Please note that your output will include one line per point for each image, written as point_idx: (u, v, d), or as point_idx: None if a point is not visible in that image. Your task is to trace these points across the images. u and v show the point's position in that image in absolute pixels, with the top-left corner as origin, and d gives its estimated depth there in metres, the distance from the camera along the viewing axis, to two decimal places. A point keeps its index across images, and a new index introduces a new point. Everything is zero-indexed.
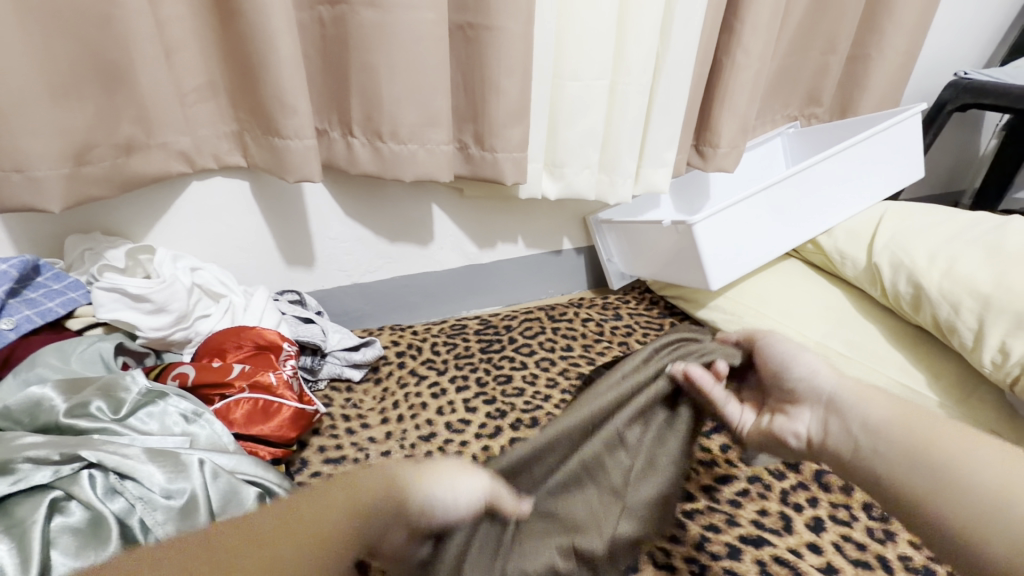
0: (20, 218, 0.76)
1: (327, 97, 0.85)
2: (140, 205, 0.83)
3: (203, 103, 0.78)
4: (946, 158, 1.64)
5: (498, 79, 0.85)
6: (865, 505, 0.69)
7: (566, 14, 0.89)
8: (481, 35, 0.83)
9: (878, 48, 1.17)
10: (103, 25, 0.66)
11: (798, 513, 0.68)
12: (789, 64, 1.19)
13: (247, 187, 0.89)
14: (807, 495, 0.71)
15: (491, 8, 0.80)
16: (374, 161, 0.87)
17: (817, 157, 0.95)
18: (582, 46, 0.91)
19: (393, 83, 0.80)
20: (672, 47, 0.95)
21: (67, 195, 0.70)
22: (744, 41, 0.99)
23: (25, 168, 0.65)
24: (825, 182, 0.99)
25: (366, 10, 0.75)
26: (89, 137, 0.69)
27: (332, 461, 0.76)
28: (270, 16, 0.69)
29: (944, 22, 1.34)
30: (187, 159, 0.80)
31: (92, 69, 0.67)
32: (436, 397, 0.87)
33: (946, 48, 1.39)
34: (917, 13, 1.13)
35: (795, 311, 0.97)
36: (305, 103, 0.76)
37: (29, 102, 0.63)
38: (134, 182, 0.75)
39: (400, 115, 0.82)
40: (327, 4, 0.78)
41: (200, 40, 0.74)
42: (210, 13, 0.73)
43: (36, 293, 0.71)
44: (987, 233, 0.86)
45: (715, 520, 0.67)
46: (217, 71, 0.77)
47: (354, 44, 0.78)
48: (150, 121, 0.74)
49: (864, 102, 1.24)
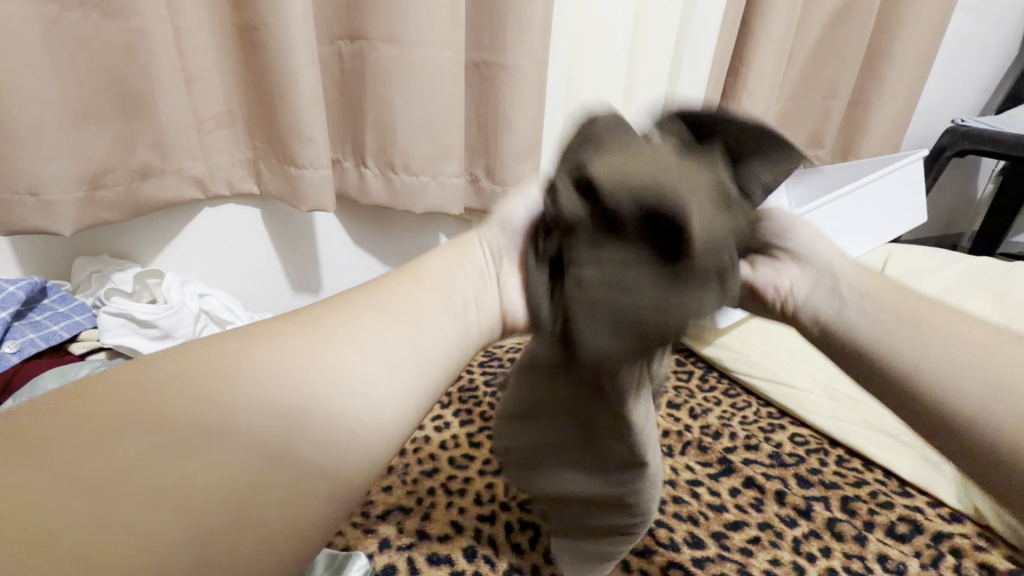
0: (30, 239, 0.76)
1: (343, 127, 0.86)
2: (148, 229, 0.83)
3: (221, 130, 0.79)
4: (944, 202, 1.67)
5: (510, 114, 0.87)
6: (879, 557, 0.67)
7: (578, 55, 0.92)
8: (495, 73, 0.85)
9: (879, 95, 1.20)
10: (128, 54, 0.67)
11: (812, 564, 0.66)
12: (791, 107, 1.22)
13: (258, 213, 0.89)
14: (819, 544, 0.68)
15: (506, 48, 0.82)
16: (385, 192, 0.88)
17: (820, 200, 0.97)
18: (593, 85, 0.93)
19: (409, 117, 0.81)
20: (679, 90, 0.97)
21: (80, 218, 0.70)
22: (750, 85, 1.01)
23: (39, 191, 0.65)
24: (829, 223, 1.00)
25: (385, 46, 0.77)
26: (106, 162, 0.70)
27: None
28: (291, 50, 0.71)
29: (940, 72, 1.39)
30: (201, 185, 0.80)
31: (114, 96, 0.68)
32: (439, 430, 0.82)
33: (943, 98, 1.44)
34: (913, 63, 1.17)
35: (802, 354, 0.98)
36: (321, 133, 0.77)
37: (50, 127, 0.64)
38: (147, 207, 0.76)
39: (414, 148, 0.84)
40: (347, 39, 0.80)
41: (221, 70, 0.76)
42: (234, 45, 0.75)
43: (41, 315, 0.71)
44: (993, 281, 0.87)
45: (726, 570, 0.64)
46: (236, 101, 0.79)
47: (372, 79, 0.80)
48: (166, 147, 0.75)
49: (866, 146, 1.26)
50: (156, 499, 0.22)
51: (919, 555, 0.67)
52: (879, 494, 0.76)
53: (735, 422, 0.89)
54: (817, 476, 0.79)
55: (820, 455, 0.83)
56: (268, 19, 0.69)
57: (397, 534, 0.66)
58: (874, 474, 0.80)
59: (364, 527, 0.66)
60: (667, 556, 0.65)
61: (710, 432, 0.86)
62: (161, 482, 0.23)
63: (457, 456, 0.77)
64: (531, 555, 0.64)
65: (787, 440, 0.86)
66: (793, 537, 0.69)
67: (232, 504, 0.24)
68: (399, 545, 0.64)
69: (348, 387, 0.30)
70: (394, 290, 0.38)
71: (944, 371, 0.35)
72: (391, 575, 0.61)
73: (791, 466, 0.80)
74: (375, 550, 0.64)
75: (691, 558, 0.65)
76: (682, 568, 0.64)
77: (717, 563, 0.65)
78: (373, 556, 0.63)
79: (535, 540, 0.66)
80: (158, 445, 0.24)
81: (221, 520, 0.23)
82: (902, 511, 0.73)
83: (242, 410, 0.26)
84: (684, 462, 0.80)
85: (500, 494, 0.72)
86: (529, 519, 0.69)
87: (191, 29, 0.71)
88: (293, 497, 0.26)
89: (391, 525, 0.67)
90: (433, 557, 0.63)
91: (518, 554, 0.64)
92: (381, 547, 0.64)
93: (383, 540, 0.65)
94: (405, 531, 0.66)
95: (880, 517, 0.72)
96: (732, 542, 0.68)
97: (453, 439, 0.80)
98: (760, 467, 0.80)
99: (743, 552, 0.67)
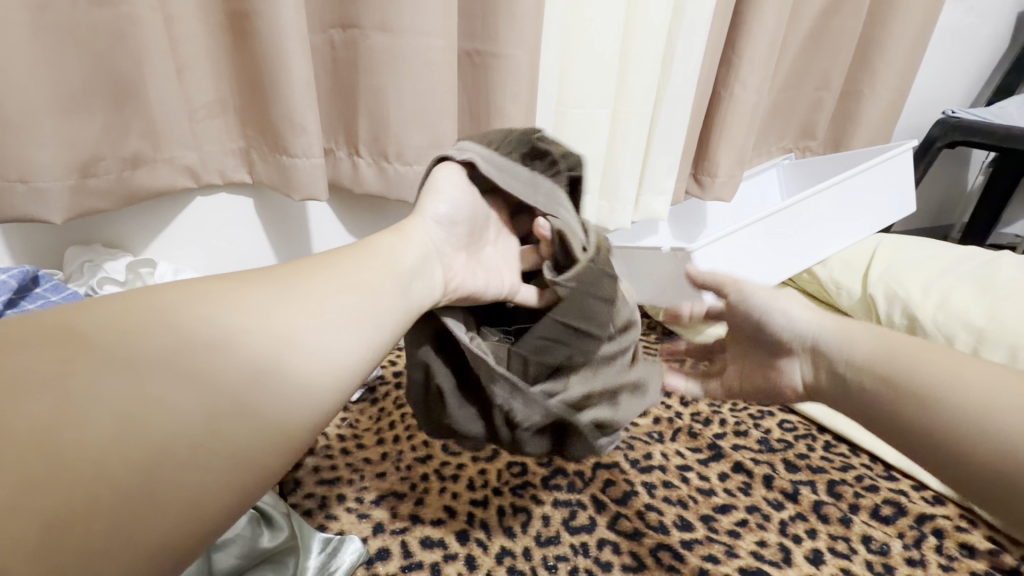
0: (20, 228, 0.75)
1: (335, 117, 0.86)
2: (140, 218, 0.82)
3: (213, 119, 0.79)
4: (935, 193, 1.69)
5: (503, 104, 0.87)
6: (863, 537, 0.68)
7: (570, 45, 0.92)
8: (487, 62, 0.85)
9: (871, 86, 1.21)
10: (118, 41, 0.67)
11: (798, 546, 0.67)
12: (784, 99, 1.23)
13: (250, 203, 0.89)
14: (805, 526, 0.70)
15: (498, 37, 0.82)
16: (378, 181, 0.88)
17: (810, 191, 0.98)
18: (586, 76, 0.94)
19: (401, 106, 0.81)
20: (672, 80, 0.98)
21: (72, 206, 0.70)
22: (743, 75, 1.02)
23: (30, 178, 0.65)
24: (820, 214, 1.01)
25: (378, 35, 0.77)
26: (96, 150, 0.70)
27: (327, 481, 0.72)
28: (283, 38, 0.71)
29: (932, 63, 1.39)
30: (193, 174, 0.80)
31: (103, 84, 0.68)
32: None
33: (934, 89, 1.45)
34: (904, 54, 1.18)
35: None
36: (314, 122, 0.77)
37: (39, 114, 0.64)
38: (138, 195, 0.75)
39: (407, 137, 0.84)
40: (339, 28, 0.79)
41: (212, 58, 0.76)
42: (225, 33, 0.74)
43: (31, 304, 0.68)
44: (978, 268, 0.89)
45: (714, 551, 0.66)
46: (227, 90, 0.78)
47: (364, 68, 0.79)
48: (157, 136, 0.74)
49: (857, 137, 1.27)
50: (108, 437, 0.24)
51: (903, 536, 0.69)
52: (865, 478, 0.77)
53: (725, 409, 0.90)
54: (806, 461, 0.80)
55: (807, 440, 0.84)
56: (259, 6, 0.69)
57: (391, 519, 0.66)
58: (859, 459, 0.82)
59: (358, 512, 0.67)
60: (657, 538, 0.67)
61: (701, 418, 0.87)
62: (124, 420, 0.25)
63: (450, 443, 0.78)
64: (522, 538, 0.65)
65: (776, 427, 0.87)
66: (780, 519, 0.70)
67: (178, 450, 0.26)
68: (392, 529, 0.65)
69: (300, 325, 0.35)
70: (343, 259, 0.44)
71: (955, 403, 0.36)
72: (384, 559, 0.62)
73: (779, 451, 0.81)
74: (369, 534, 0.64)
75: (679, 539, 0.67)
76: (671, 549, 0.65)
77: (705, 546, 0.66)
78: (367, 540, 0.64)
79: (527, 524, 0.67)
80: (123, 387, 0.26)
81: (165, 467, 0.25)
82: (887, 494, 0.74)
83: (207, 360, 0.29)
84: (674, 449, 0.81)
85: (493, 479, 0.73)
86: (521, 503, 0.70)
87: (182, 16, 0.71)
88: (216, 459, 0.27)
89: (385, 510, 0.68)
90: (426, 541, 0.64)
91: (510, 537, 0.65)
92: (375, 531, 0.65)
93: (376, 524, 0.66)
94: (398, 516, 0.67)
95: (865, 500, 0.73)
96: (719, 525, 0.69)
97: None
98: (749, 452, 0.81)
99: (731, 534, 0.68)
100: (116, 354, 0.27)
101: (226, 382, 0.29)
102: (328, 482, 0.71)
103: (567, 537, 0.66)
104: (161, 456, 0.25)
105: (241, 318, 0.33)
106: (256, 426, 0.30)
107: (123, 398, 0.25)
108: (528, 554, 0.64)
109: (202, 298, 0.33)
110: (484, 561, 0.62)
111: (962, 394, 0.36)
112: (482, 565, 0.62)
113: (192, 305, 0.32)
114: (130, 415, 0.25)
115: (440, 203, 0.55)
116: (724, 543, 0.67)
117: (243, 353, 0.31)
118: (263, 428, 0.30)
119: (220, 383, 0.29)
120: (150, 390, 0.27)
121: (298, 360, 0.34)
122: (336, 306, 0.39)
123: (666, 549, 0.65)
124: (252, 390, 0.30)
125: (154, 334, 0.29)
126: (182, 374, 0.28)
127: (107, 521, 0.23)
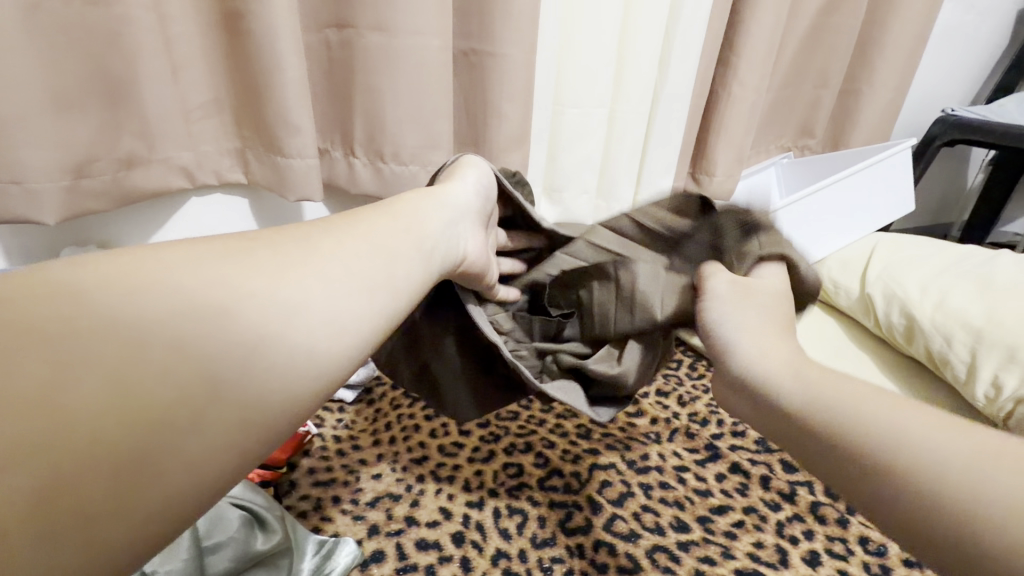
0: (14, 229, 0.75)
1: (331, 117, 0.86)
2: (135, 218, 0.82)
3: (208, 119, 0.79)
4: (934, 192, 1.68)
5: (499, 103, 0.86)
6: (861, 539, 0.68)
7: (567, 44, 0.92)
8: (483, 61, 0.85)
9: (870, 85, 1.20)
10: (112, 41, 0.67)
11: (795, 547, 0.67)
12: (782, 98, 1.22)
13: (246, 203, 0.89)
14: (803, 527, 0.70)
15: (494, 36, 0.82)
16: (374, 180, 0.87)
17: (809, 190, 0.97)
18: (583, 75, 0.93)
19: (396, 105, 0.81)
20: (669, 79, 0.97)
21: (66, 207, 0.70)
22: (741, 74, 1.01)
23: (23, 180, 0.65)
24: (818, 213, 1.01)
25: (373, 34, 0.76)
26: (90, 151, 0.70)
27: (322, 483, 0.71)
28: (277, 37, 0.70)
29: (931, 62, 1.39)
30: (188, 175, 0.79)
31: (97, 84, 0.68)
32: (429, 418, 0.82)
33: (933, 87, 1.44)
34: (903, 52, 1.18)
35: (792, 340, 0.97)
36: (309, 122, 0.77)
37: (32, 115, 0.64)
38: (133, 196, 0.75)
39: (402, 137, 0.83)
40: (335, 27, 0.79)
41: (207, 58, 0.75)
42: (220, 33, 0.74)
43: None
44: (978, 267, 0.88)
45: (710, 553, 0.66)
46: (222, 90, 0.78)
47: (360, 67, 0.79)
48: (152, 136, 0.74)
49: (856, 136, 1.27)
50: (100, 402, 0.24)
51: None
52: None
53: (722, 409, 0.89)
54: None
55: None
56: (252, 6, 0.69)
57: (386, 520, 0.66)
58: None
59: (354, 514, 0.67)
60: (653, 539, 0.67)
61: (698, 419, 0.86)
62: (118, 387, 0.24)
63: (447, 444, 0.78)
64: (518, 540, 0.65)
65: None
66: (777, 520, 0.70)
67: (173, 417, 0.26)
68: (388, 531, 0.65)
69: (324, 291, 0.33)
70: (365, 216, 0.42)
71: (935, 457, 0.29)
72: (379, 561, 0.61)
73: (777, 452, 0.81)
74: (364, 536, 0.64)
75: (675, 540, 0.67)
76: (667, 551, 0.65)
77: (701, 548, 0.66)
78: (362, 542, 0.64)
79: (522, 525, 0.67)
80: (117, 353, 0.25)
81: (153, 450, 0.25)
82: None
83: (204, 325, 0.28)
84: (671, 449, 0.80)
85: (489, 480, 0.73)
86: (517, 504, 0.70)
87: (175, 16, 0.70)
88: (214, 439, 0.27)
89: (380, 511, 0.67)
90: (421, 542, 0.64)
91: (506, 539, 0.65)
92: (370, 533, 0.65)
93: (372, 526, 0.65)
94: (394, 518, 0.67)
95: None
96: (716, 526, 0.69)
97: (443, 426, 0.81)
98: (747, 453, 0.80)
99: (728, 535, 0.68)
100: (108, 317, 0.26)
101: (221, 349, 0.28)
102: (324, 483, 0.71)
103: (563, 538, 0.66)
104: (153, 425, 0.25)
105: (251, 279, 0.31)
106: (260, 396, 0.29)
107: (117, 375, 0.25)
108: (523, 556, 0.63)
109: (197, 260, 0.31)
110: (480, 563, 0.62)
111: (943, 453, 0.29)
112: (478, 567, 0.62)
113: (190, 266, 0.30)
114: (123, 380, 0.25)
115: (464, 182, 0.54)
116: (721, 544, 0.67)
117: (248, 319, 0.30)
118: (259, 395, 0.29)
119: (217, 362, 0.28)
120: (145, 355, 0.26)
121: (303, 318, 0.31)
122: (347, 261, 0.36)
123: (662, 551, 0.65)
124: (251, 354, 0.29)
125: (151, 294, 0.27)
126: (175, 340, 0.27)
127: (98, 488, 0.23)
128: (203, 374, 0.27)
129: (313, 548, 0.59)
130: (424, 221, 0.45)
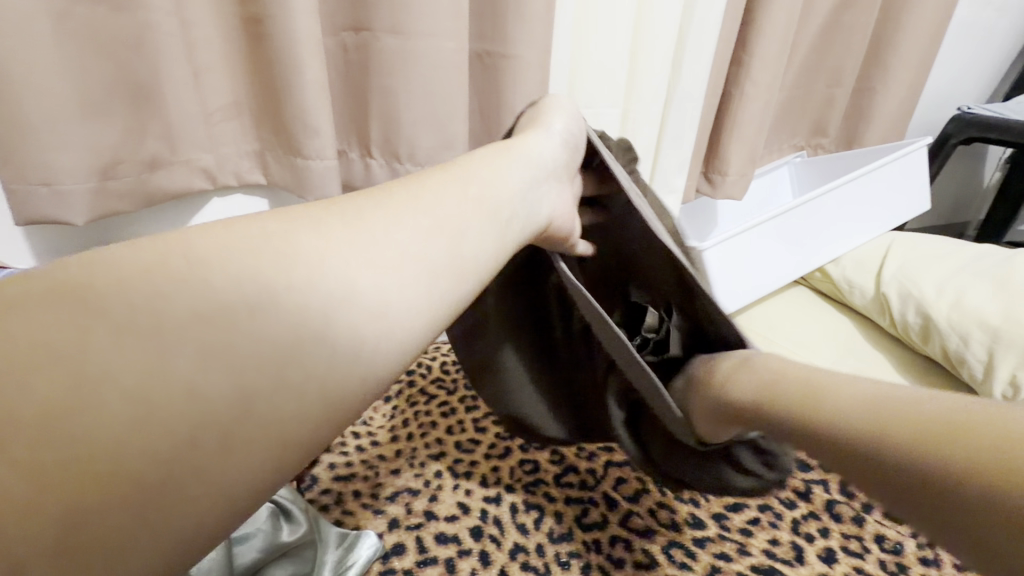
0: (43, 229, 0.77)
1: (348, 119, 0.87)
2: (158, 219, 0.84)
3: (228, 122, 0.80)
4: (949, 190, 1.67)
5: (514, 104, 0.87)
6: (876, 537, 0.68)
7: (580, 45, 0.92)
8: (498, 63, 0.85)
9: (884, 83, 1.20)
10: (137, 47, 0.68)
11: (810, 544, 0.67)
12: (795, 97, 1.22)
13: (265, 203, 0.91)
14: (818, 525, 0.70)
15: (509, 38, 0.83)
16: (390, 181, 0.88)
17: (823, 188, 0.97)
18: (596, 76, 0.94)
19: (412, 107, 0.82)
20: (682, 79, 0.98)
21: (93, 208, 0.72)
22: (754, 73, 1.01)
23: (53, 181, 0.67)
24: (832, 211, 1.01)
25: (389, 37, 0.78)
26: (116, 153, 0.71)
27: (343, 478, 0.73)
28: (296, 41, 0.72)
29: (946, 60, 1.38)
30: (209, 176, 0.81)
31: (122, 89, 0.69)
32: (446, 416, 0.83)
33: (948, 85, 1.43)
34: (917, 50, 1.17)
35: (805, 340, 0.97)
36: (327, 124, 0.79)
37: (61, 118, 0.66)
38: (157, 197, 0.77)
39: (418, 138, 0.85)
40: (352, 31, 0.80)
41: (228, 62, 0.77)
42: (240, 37, 0.75)
43: None
44: (995, 266, 0.88)
45: (726, 549, 0.66)
46: (243, 93, 0.80)
47: (376, 70, 0.80)
48: (175, 138, 0.76)
49: (870, 134, 1.26)
50: (128, 415, 0.23)
51: (917, 536, 0.69)
52: None
53: None
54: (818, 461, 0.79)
55: None
56: (273, 11, 0.70)
57: (406, 514, 0.67)
58: None
59: (373, 508, 0.68)
60: (668, 535, 0.67)
61: None
62: (143, 405, 0.23)
63: (464, 440, 0.79)
64: (535, 535, 0.66)
65: None
66: (792, 518, 0.70)
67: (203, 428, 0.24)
68: (407, 525, 0.66)
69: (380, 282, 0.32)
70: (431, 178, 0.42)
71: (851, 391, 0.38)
72: (400, 554, 0.63)
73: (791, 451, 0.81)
74: (384, 530, 0.65)
75: (691, 536, 0.67)
76: (682, 547, 0.66)
77: (717, 545, 0.67)
78: (382, 536, 0.65)
79: (539, 520, 0.68)
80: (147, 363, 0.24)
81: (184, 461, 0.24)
82: None
83: (240, 328, 0.27)
84: None
85: (506, 476, 0.74)
86: (533, 500, 0.70)
87: (198, 21, 0.72)
88: (241, 447, 0.25)
89: (399, 505, 0.69)
90: (440, 536, 0.65)
91: (523, 534, 0.66)
92: (390, 526, 0.66)
93: (391, 520, 0.67)
94: (413, 512, 0.68)
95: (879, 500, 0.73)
96: (731, 523, 0.69)
97: (459, 423, 0.82)
98: None
99: (744, 532, 0.68)
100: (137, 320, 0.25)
101: (255, 359, 0.27)
102: (344, 478, 0.73)
103: (579, 534, 0.67)
104: (182, 438, 0.24)
105: (300, 272, 0.30)
106: (302, 398, 0.28)
107: (149, 378, 0.24)
108: (541, 550, 0.64)
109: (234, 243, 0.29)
110: (498, 557, 0.63)
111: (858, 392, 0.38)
112: (496, 561, 0.63)
113: (227, 254, 0.29)
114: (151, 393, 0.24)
115: (541, 149, 0.53)
116: (736, 540, 0.67)
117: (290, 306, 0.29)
118: (294, 398, 0.28)
119: (252, 359, 0.27)
120: (175, 365, 0.25)
121: (363, 300, 0.31)
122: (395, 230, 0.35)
123: (678, 548, 0.66)
124: (295, 348, 0.28)
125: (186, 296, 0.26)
126: (206, 345, 0.26)
127: (130, 505, 0.22)
128: (237, 377, 0.26)
129: (335, 541, 0.60)
130: (499, 183, 0.46)
